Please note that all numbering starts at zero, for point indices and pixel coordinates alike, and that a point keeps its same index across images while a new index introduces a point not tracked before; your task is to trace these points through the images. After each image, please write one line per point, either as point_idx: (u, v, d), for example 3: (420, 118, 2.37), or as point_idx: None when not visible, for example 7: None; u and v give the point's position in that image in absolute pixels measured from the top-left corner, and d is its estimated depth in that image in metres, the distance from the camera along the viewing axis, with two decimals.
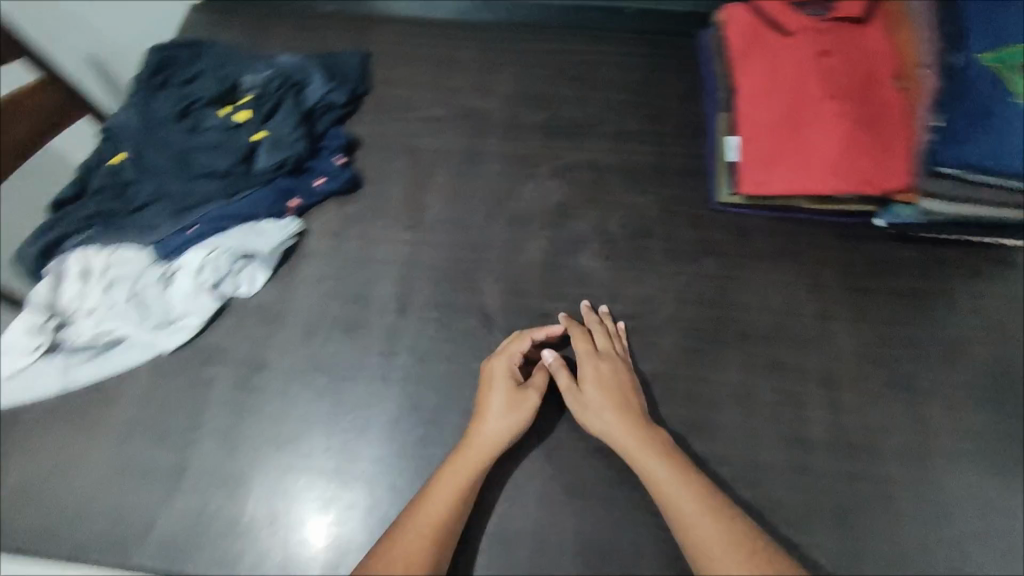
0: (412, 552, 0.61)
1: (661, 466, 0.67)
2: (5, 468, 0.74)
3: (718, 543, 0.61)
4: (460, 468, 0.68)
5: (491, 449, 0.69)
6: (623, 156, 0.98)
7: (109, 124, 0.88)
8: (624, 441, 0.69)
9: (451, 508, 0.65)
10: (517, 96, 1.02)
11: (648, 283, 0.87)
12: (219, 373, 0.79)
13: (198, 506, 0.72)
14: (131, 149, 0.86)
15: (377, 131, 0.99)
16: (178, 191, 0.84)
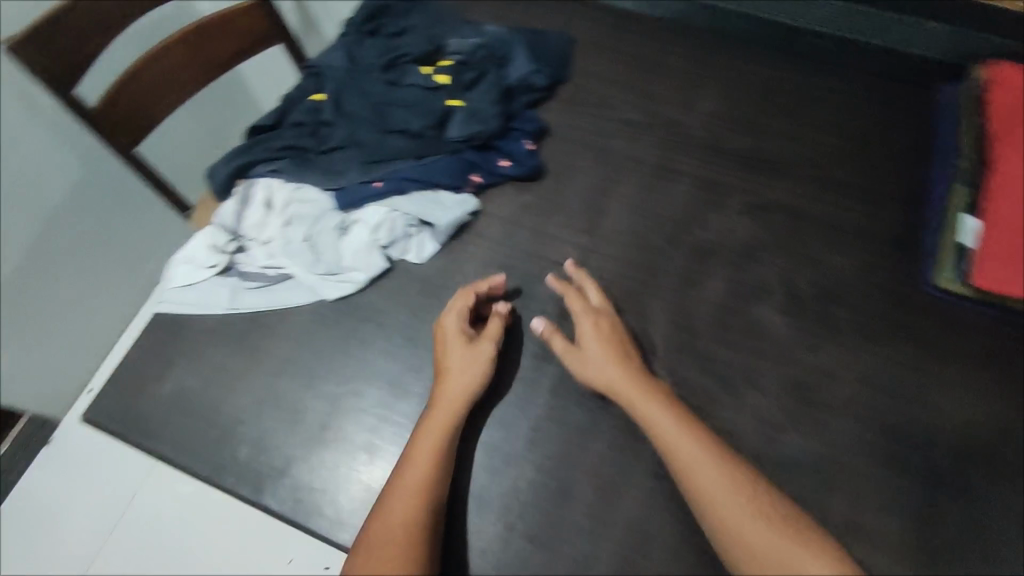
0: (406, 508, 0.64)
1: (663, 418, 0.68)
2: (170, 373, 0.79)
3: (720, 487, 0.64)
4: (443, 408, 0.71)
5: (459, 391, 0.72)
6: (837, 208, 0.86)
7: (319, 63, 0.95)
8: (628, 395, 0.70)
9: (434, 457, 0.68)
10: (724, 117, 0.93)
11: (836, 358, 0.76)
12: (375, 333, 0.80)
13: (332, 461, 0.73)
14: (333, 90, 0.92)
15: (568, 123, 0.94)
16: (371, 140, 0.87)
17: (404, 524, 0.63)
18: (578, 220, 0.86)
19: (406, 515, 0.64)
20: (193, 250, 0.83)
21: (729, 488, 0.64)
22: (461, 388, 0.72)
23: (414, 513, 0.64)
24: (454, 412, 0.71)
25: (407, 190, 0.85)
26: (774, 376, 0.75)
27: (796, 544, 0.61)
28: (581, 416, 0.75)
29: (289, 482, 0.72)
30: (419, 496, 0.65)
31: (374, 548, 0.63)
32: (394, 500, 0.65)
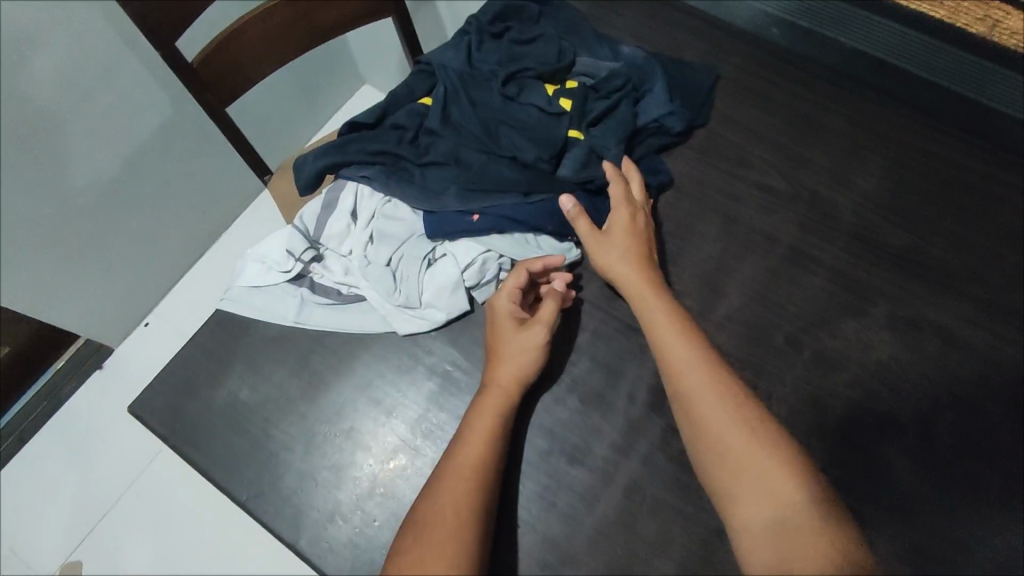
0: (456, 493, 0.62)
1: (698, 374, 0.65)
2: (222, 376, 0.74)
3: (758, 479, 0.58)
4: (494, 394, 0.68)
5: (514, 373, 0.69)
6: (1001, 341, 0.72)
7: (434, 60, 0.85)
8: (655, 318, 0.69)
9: (485, 449, 0.65)
10: (883, 203, 0.79)
11: (969, 530, 0.64)
12: (443, 381, 0.73)
13: (371, 514, 0.67)
14: (446, 95, 0.83)
15: (696, 176, 0.82)
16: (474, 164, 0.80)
17: (454, 507, 0.61)
18: (689, 296, 0.76)
19: (455, 497, 0.62)
20: (269, 250, 0.79)
21: (765, 463, 0.59)
22: (515, 368, 0.69)
23: (464, 497, 0.62)
24: (508, 395, 0.68)
25: (507, 231, 0.77)
26: (892, 536, 0.64)
27: (821, 527, 0.55)
28: (651, 527, 0.66)
29: (322, 532, 0.66)
30: (467, 476, 0.63)
31: (419, 535, 0.60)
32: (442, 480, 0.63)
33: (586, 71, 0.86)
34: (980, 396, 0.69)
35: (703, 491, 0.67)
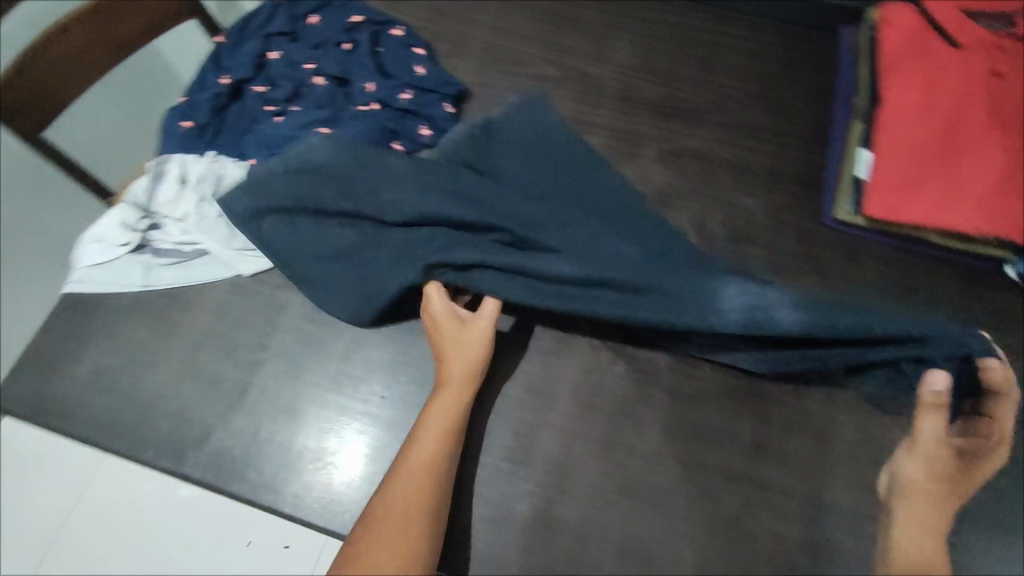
0: (410, 489, 0.64)
1: (914, 474, 0.65)
2: (82, 351, 0.78)
3: (927, 540, 0.62)
4: (448, 391, 0.70)
5: (466, 370, 0.70)
6: (739, 150, 0.89)
7: (223, 50, 0.92)
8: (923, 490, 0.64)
9: (438, 446, 0.66)
10: (635, 68, 0.95)
11: None
12: (293, 300, 0.80)
13: (252, 427, 0.74)
14: (238, 81, 0.90)
15: (482, 83, 0.95)
16: (423, 215, 0.74)
17: (404, 502, 0.63)
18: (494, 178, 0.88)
19: (410, 494, 0.63)
20: (102, 228, 0.80)
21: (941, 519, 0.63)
22: (471, 371, 0.70)
23: (417, 491, 0.64)
24: (460, 396, 0.69)
25: None
26: None
27: (933, 545, 0.62)
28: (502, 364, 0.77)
29: (211, 450, 0.72)
30: (422, 476, 0.65)
31: (365, 542, 0.61)
32: (397, 478, 0.65)
33: (368, 16, 0.95)
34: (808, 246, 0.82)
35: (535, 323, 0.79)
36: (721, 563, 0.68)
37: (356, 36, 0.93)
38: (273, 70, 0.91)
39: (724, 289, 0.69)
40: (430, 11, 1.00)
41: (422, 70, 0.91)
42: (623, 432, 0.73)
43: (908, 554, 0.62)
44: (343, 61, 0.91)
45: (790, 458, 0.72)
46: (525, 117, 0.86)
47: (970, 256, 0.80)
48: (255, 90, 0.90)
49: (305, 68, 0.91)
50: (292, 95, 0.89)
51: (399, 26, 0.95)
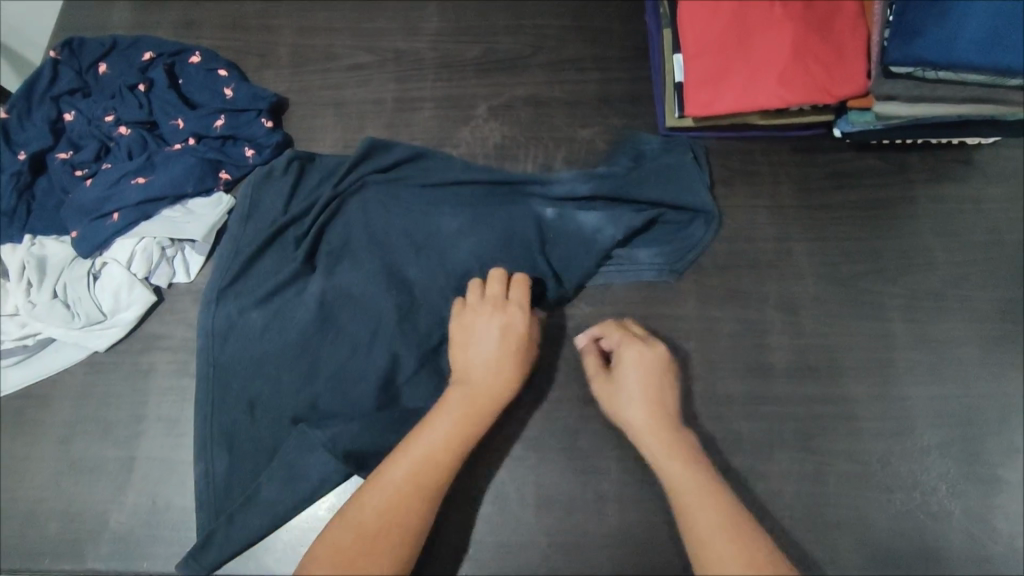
0: (395, 509, 0.58)
1: (640, 414, 0.65)
2: None
3: (694, 493, 0.60)
4: (439, 448, 0.61)
5: (484, 405, 0.64)
6: (565, 86, 0.89)
7: (10, 123, 0.84)
8: (653, 440, 0.64)
9: (431, 485, 0.60)
10: (448, 31, 0.92)
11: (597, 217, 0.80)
12: (157, 361, 0.77)
13: (148, 500, 0.72)
14: (36, 152, 0.83)
15: (298, 88, 0.91)
16: (223, 338, 0.73)
17: (383, 520, 0.57)
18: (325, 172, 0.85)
19: (388, 511, 0.58)
20: None
21: (685, 479, 0.61)
22: (490, 400, 0.65)
23: (406, 513, 0.58)
24: (469, 426, 0.63)
25: (154, 213, 0.79)
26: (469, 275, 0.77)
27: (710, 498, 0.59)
28: None
29: (113, 536, 0.71)
30: (412, 494, 0.59)
31: (344, 557, 0.55)
32: (382, 489, 0.59)
33: (160, 49, 0.89)
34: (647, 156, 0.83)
35: None
36: (637, 483, 0.70)
37: (151, 74, 0.87)
38: (73, 133, 0.85)
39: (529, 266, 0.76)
40: (227, 26, 0.95)
41: (231, 92, 0.87)
42: (518, 390, 0.74)
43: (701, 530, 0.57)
44: (144, 102, 0.85)
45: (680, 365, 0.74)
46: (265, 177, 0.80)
47: (798, 128, 0.82)
48: (59, 157, 0.83)
49: (106, 121, 0.85)
50: (99, 153, 0.84)
51: (197, 51, 0.90)
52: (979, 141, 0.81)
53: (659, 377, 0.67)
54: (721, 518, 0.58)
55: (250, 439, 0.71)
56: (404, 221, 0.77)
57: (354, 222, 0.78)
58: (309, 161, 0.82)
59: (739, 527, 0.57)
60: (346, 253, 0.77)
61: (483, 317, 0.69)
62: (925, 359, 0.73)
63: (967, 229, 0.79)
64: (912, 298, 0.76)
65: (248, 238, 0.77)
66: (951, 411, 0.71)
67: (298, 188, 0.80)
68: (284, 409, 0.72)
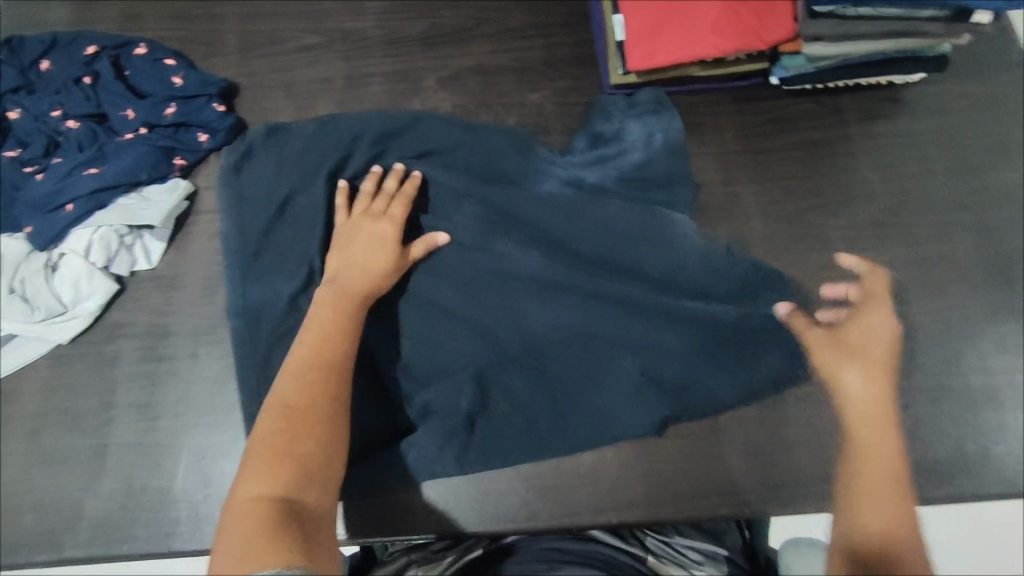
0: (307, 379, 0.59)
1: (868, 394, 0.69)
2: None
3: (877, 482, 0.62)
4: (333, 315, 0.65)
5: (358, 289, 0.68)
6: (512, 54, 0.91)
7: None
8: (873, 417, 0.68)
9: (325, 350, 0.62)
10: (394, 9, 0.94)
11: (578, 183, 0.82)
12: (123, 348, 0.77)
13: (124, 485, 0.72)
14: None
15: (248, 72, 0.91)
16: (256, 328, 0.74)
17: (300, 404, 0.57)
18: (304, 130, 0.80)
19: (295, 403, 0.57)
20: None
21: (886, 452, 0.65)
22: (361, 290, 0.68)
23: (315, 378, 0.59)
24: (347, 299, 0.67)
25: (109, 201, 0.78)
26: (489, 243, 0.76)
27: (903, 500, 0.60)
28: None
29: (90, 523, 0.70)
30: (317, 364, 0.60)
31: (263, 437, 0.55)
32: (290, 371, 0.60)
33: (103, 43, 0.88)
34: (613, 111, 0.83)
35: None
36: None
37: (95, 66, 0.86)
38: (20, 130, 0.84)
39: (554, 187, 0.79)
40: (170, 16, 0.94)
41: (180, 80, 0.87)
42: None
43: (875, 520, 0.59)
44: (90, 95, 0.85)
45: (639, 296, 0.74)
46: (248, 160, 0.79)
47: (735, 79, 0.86)
48: (6, 155, 0.82)
49: (53, 117, 0.84)
50: (49, 148, 0.83)
51: (141, 42, 0.90)
52: (905, 80, 0.86)
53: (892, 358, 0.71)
54: (898, 505, 0.60)
55: None
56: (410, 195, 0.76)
57: None
58: (313, 137, 0.80)
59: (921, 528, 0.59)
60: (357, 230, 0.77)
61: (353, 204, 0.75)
62: (872, 283, 0.77)
63: (900, 163, 0.83)
64: (855, 230, 0.80)
65: (249, 227, 0.77)
66: (897, 330, 0.75)
67: (297, 161, 0.79)
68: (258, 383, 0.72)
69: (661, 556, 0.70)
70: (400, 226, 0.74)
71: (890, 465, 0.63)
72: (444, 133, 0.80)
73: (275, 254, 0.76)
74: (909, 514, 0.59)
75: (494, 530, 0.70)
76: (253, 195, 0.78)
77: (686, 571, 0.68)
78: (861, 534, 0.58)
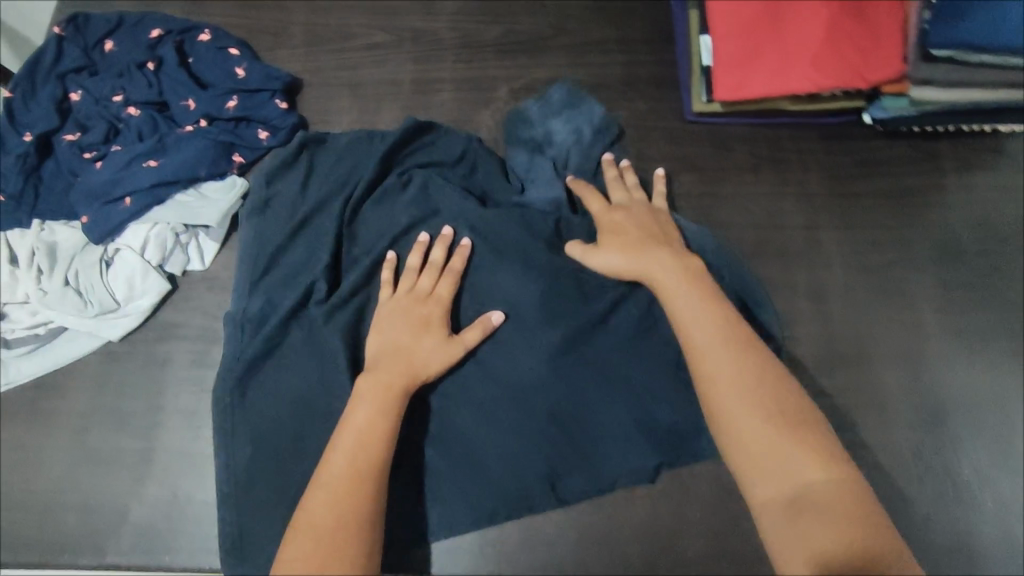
0: (342, 495, 0.54)
1: (661, 253, 0.65)
2: None
3: (711, 329, 0.59)
4: (371, 416, 0.59)
5: (402, 379, 0.62)
6: (588, 69, 0.86)
7: (14, 104, 0.81)
8: (663, 274, 0.64)
9: (364, 448, 0.57)
10: (466, 11, 0.89)
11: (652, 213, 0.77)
12: (173, 350, 0.75)
13: (168, 493, 0.71)
14: (41, 133, 0.79)
15: (312, 68, 0.88)
16: (264, 347, 0.70)
17: (336, 521, 0.53)
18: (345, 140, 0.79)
19: (336, 517, 0.53)
20: None
21: (691, 295, 0.61)
22: (401, 379, 0.62)
23: (351, 492, 0.55)
24: (387, 396, 0.60)
25: (168, 197, 0.77)
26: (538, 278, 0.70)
27: (737, 338, 0.58)
28: None
29: (133, 528, 0.70)
30: (354, 471, 0.55)
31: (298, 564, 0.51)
32: (322, 484, 0.55)
33: (168, 27, 0.86)
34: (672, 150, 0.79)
35: None
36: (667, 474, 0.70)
37: (159, 52, 0.84)
38: (80, 114, 0.82)
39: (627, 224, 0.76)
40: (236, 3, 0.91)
41: (243, 72, 0.84)
42: None
43: (714, 376, 0.56)
44: (153, 82, 0.82)
45: None
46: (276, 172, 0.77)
47: (826, 114, 0.81)
48: (66, 139, 0.80)
49: (114, 102, 0.82)
50: (108, 135, 0.81)
51: (206, 28, 0.87)
52: (1012, 128, 0.80)
53: (647, 230, 0.69)
54: (732, 353, 0.57)
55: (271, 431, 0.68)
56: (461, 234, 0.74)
57: None
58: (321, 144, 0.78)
59: (767, 380, 0.56)
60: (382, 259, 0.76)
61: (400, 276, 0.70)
62: (958, 349, 0.73)
63: (998, 218, 0.78)
64: (943, 290, 0.75)
65: (268, 240, 0.74)
66: (980, 402, 0.71)
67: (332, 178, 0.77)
68: (266, 380, 0.70)
69: None
70: (446, 308, 0.68)
71: (709, 310, 0.60)
72: (448, 147, 0.79)
73: (293, 266, 0.73)
74: (736, 359, 0.57)
75: None
76: (275, 209, 0.75)
77: None
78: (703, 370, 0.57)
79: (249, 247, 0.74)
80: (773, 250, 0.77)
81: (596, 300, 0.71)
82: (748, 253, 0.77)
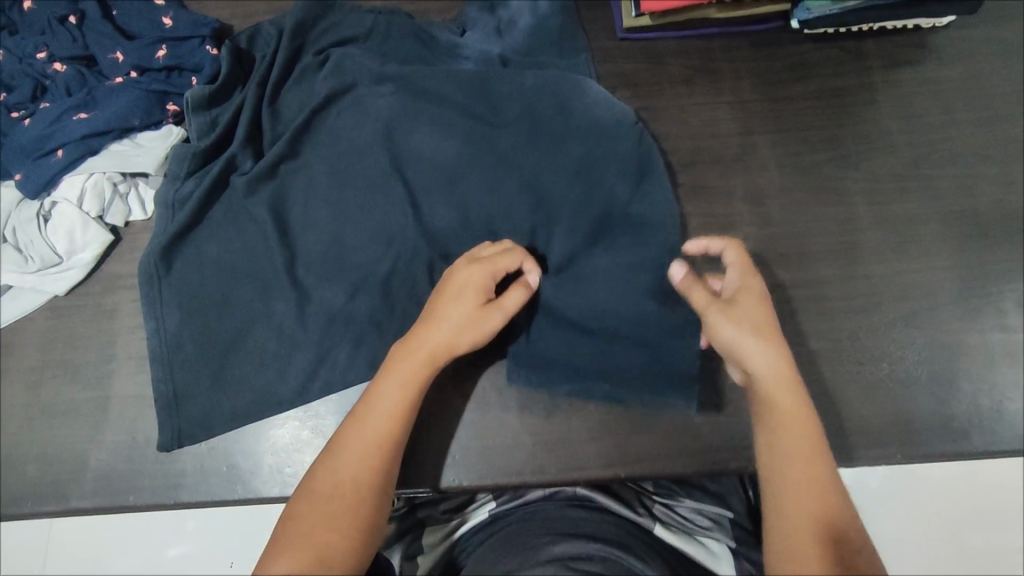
0: (358, 469, 0.58)
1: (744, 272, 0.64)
2: None
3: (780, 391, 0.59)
4: (409, 378, 0.62)
5: (430, 364, 0.63)
6: None
7: None
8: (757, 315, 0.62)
9: (389, 423, 0.60)
10: None
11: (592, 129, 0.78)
12: (122, 300, 0.76)
13: (128, 437, 0.72)
14: None
15: (244, 15, 0.88)
16: (206, 257, 0.75)
17: (354, 481, 0.57)
18: (271, 64, 0.81)
19: (345, 478, 0.57)
20: None
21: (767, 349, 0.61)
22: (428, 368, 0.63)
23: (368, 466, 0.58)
24: (416, 387, 0.62)
25: (101, 147, 0.75)
26: (471, 196, 0.76)
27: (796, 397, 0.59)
28: (355, 284, 0.74)
29: (95, 474, 0.71)
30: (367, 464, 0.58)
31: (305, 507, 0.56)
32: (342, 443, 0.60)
33: None
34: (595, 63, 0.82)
35: (374, 231, 0.75)
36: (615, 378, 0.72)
37: (82, 6, 0.81)
38: (3, 73, 0.80)
39: (564, 142, 0.77)
40: None
41: (170, 20, 0.82)
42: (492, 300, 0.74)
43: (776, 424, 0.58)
44: (78, 36, 0.80)
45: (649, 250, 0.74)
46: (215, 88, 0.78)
47: (753, 22, 0.82)
48: None
49: (38, 59, 0.80)
50: (36, 92, 0.79)
51: None
52: (934, 22, 0.81)
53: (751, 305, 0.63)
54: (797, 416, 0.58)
55: (239, 368, 0.73)
56: (396, 164, 0.77)
57: (339, 152, 0.78)
58: (243, 47, 0.82)
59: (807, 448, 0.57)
60: (314, 168, 0.78)
61: (461, 280, 0.66)
62: (890, 238, 0.75)
63: (923, 110, 0.80)
64: (874, 184, 0.77)
65: (203, 151, 0.77)
66: (913, 285, 0.74)
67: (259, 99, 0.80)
68: (190, 248, 0.76)
69: (670, 524, 0.70)
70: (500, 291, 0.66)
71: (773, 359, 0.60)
72: (359, 20, 0.84)
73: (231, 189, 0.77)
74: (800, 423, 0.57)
75: (502, 485, 0.70)
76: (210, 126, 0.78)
77: (695, 538, 0.69)
78: (777, 454, 0.57)
79: (182, 156, 0.76)
80: (710, 157, 0.79)
81: (533, 215, 0.75)
82: (683, 161, 0.79)
